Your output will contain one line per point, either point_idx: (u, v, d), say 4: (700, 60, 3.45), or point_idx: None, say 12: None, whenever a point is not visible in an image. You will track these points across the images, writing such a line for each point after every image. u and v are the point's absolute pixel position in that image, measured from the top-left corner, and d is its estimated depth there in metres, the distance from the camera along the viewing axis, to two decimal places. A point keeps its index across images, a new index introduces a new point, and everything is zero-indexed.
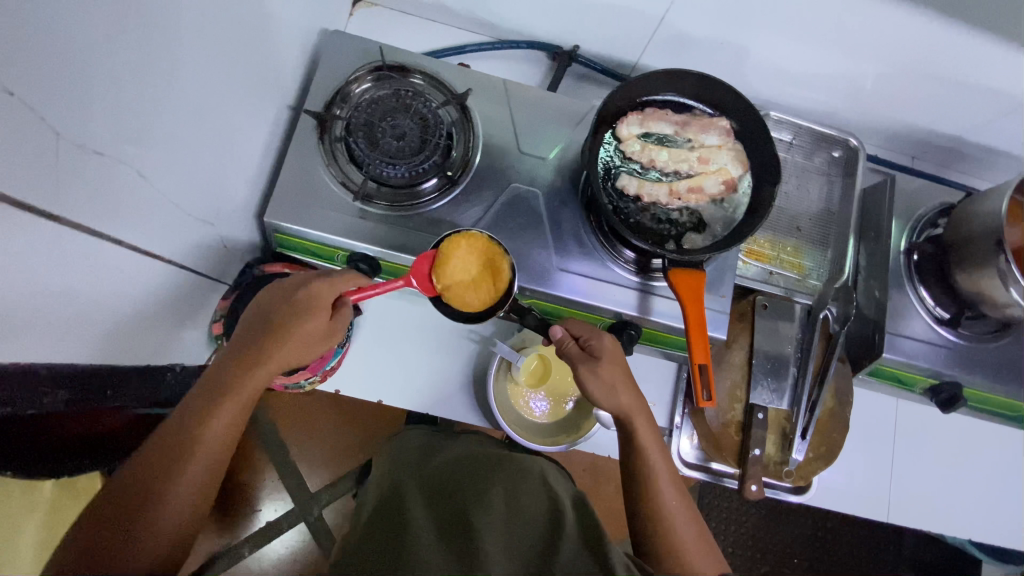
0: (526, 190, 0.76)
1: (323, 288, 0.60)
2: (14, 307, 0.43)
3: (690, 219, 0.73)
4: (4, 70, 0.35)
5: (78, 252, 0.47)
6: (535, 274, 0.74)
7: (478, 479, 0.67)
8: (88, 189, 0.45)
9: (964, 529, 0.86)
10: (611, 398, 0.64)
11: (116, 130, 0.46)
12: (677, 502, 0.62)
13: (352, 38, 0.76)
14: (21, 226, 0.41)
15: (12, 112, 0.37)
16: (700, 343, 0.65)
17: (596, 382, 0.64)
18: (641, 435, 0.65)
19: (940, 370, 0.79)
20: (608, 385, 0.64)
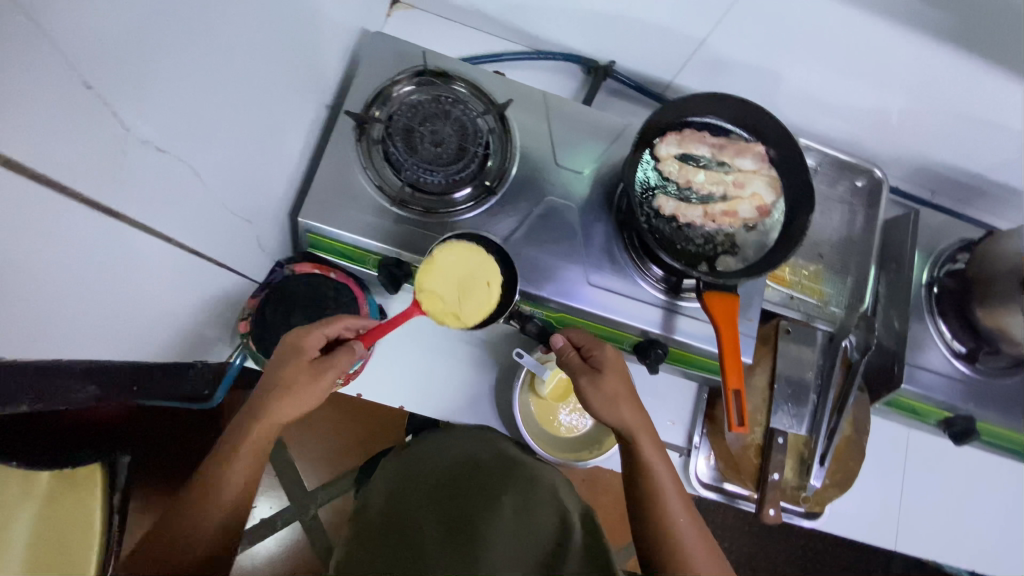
0: (561, 204, 0.76)
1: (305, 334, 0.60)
2: (72, 304, 0.43)
3: (724, 242, 0.73)
4: (84, 62, 0.35)
5: (136, 251, 0.46)
6: (566, 289, 0.74)
7: (481, 486, 0.66)
8: (152, 191, 0.44)
9: (967, 560, 0.87)
10: (615, 414, 0.63)
11: (180, 129, 0.45)
12: (685, 516, 0.60)
13: (394, 42, 0.76)
14: (85, 222, 0.39)
15: (87, 104, 0.36)
16: (732, 368, 0.65)
17: (597, 396, 0.63)
18: (646, 452, 0.63)
19: (955, 404, 0.81)
20: (609, 399, 0.63)
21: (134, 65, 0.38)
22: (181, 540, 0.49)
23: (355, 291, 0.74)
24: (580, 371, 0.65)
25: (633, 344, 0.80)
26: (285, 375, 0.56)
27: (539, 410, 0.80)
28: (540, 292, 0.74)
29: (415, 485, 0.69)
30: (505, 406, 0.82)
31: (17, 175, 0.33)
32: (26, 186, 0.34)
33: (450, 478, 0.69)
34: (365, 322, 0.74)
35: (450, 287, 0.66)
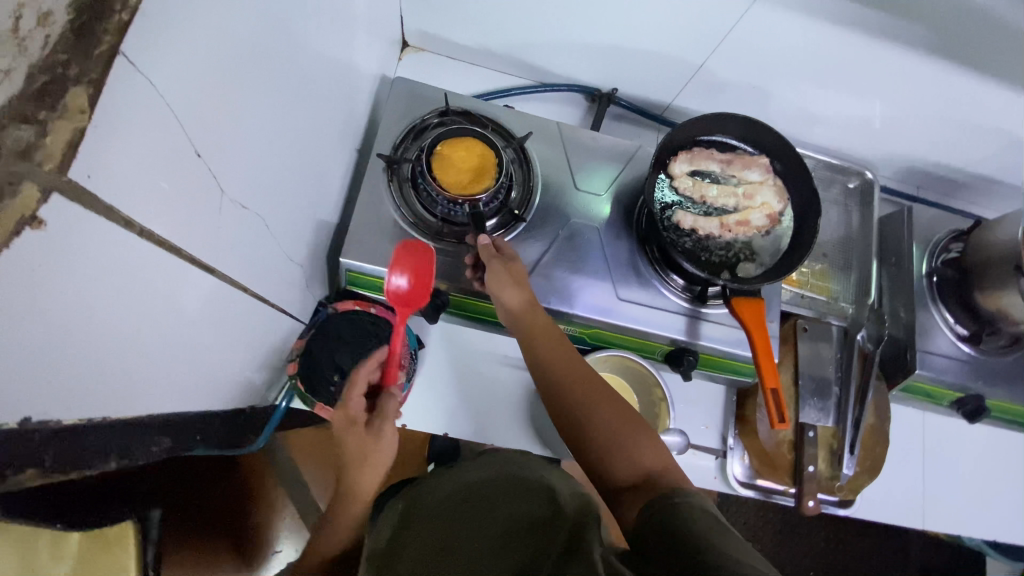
0: (585, 226, 0.80)
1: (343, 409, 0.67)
2: (168, 361, 0.44)
3: (741, 250, 0.78)
4: (197, 133, 0.36)
5: (220, 305, 0.48)
6: (599, 307, 0.78)
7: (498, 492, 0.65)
8: (237, 247, 0.46)
9: (993, 533, 0.91)
10: (510, 296, 0.68)
11: (259, 188, 0.47)
12: (602, 406, 0.63)
13: (414, 86, 0.80)
14: (191, 282, 0.41)
15: (200, 174, 0.38)
16: (767, 367, 0.69)
17: (494, 280, 0.68)
18: (543, 339, 0.67)
19: (965, 384, 0.86)
20: (504, 283, 0.68)
21: (230, 132, 0.41)
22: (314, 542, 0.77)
23: (395, 324, 0.77)
24: (485, 259, 0.69)
25: (665, 353, 0.83)
26: (353, 452, 0.67)
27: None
28: (576, 312, 0.77)
29: (442, 481, 0.70)
30: (544, 424, 0.84)
31: (151, 247, 0.35)
32: (155, 257, 0.36)
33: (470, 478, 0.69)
34: (406, 353, 0.76)
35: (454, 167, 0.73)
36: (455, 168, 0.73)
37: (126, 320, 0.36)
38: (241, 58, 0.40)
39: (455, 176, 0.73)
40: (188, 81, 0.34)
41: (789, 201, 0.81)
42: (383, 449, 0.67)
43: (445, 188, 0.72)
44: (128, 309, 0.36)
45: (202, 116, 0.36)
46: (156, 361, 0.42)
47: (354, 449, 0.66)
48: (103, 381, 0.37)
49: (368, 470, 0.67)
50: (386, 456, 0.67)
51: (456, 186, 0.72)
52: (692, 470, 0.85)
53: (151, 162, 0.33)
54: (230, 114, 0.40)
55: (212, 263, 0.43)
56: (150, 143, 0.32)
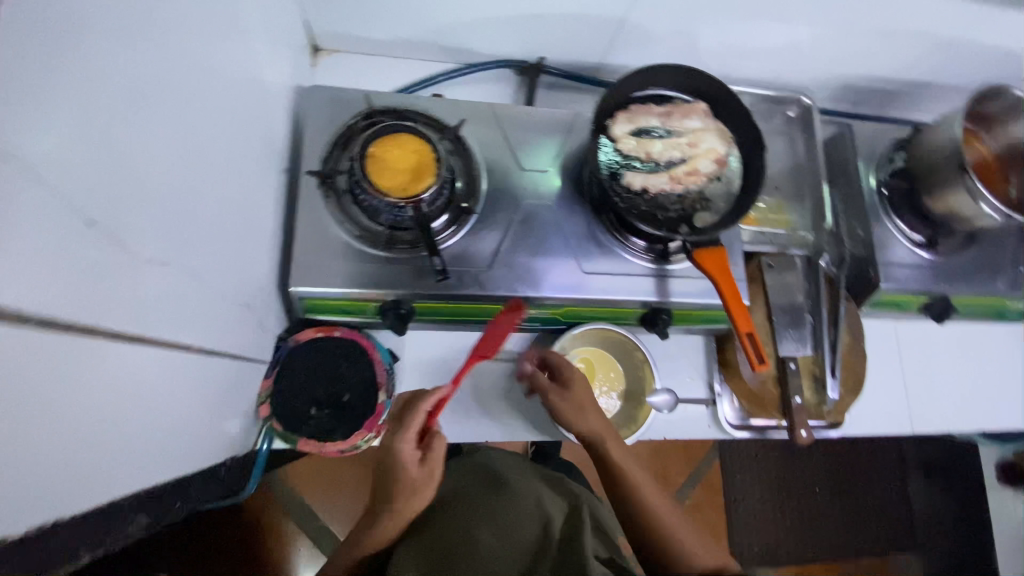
0: (538, 206, 0.78)
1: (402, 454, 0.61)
2: (117, 442, 0.41)
3: (695, 200, 0.77)
4: (84, 200, 0.33)
5: (159, 370, 0.45)
6: (566, 283, 0.77)
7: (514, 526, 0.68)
8: (160, 307, 0.43)
9: (975, 422, 0.96)
10: (586, 423, 0.70)
11: (175, 240, 0.44)
12: (675, 515, 0.65)
13: (332, 93, 0.76)
14: (114, 357, 0.38)
15: (97, 243, 0.35)
16: (739, 312, 0.69)
17: (563, 403, 0.71)
18: (614, 455, 0.68)
19: (930, 288, 0.88)
20: (576, 407, 0.71)
21: (125, 190, 0.37)
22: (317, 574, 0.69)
23: (364, 343, 0.75)
24: (552, 390, 0.73)
25: (640, 317, 0.82)
26: (408, 480, 0.62)
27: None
28: (543, 294, 0.76)
29: (453, 510, 0.72)
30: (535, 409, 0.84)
31: (59, 334, 0.32)
32: (65, 342, 0.33)
33: (487, 511, 0.72)
34: (381, 370, 0.74)
35: (392, 168, 0.69)
36: (394, 168, 0.69)
37: (54, 415, 0.34)
38: (121, 108, 0.36)
39: (395, 178, 0.69)
40: (58, 149, 0.31)
41: (733, 140, 0.80)
42: (434, 485, 0.64)
43: (382, 191, 0.68)
44: (54, 403, 0.33)
45: (86, 181, 0.33)
46: (111, 443, 0.40)
47: (406, 482, 0.63)
48: (47, 482, 0.34)
49: (420, 497, 0.64)
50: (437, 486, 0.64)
51: (397, 187, 0.68)
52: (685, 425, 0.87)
53: (34, 246, 0.30)
54: (120, 171, 0.36)
55: (135, 330, 0.40)
56: (28, 226, 0.29)
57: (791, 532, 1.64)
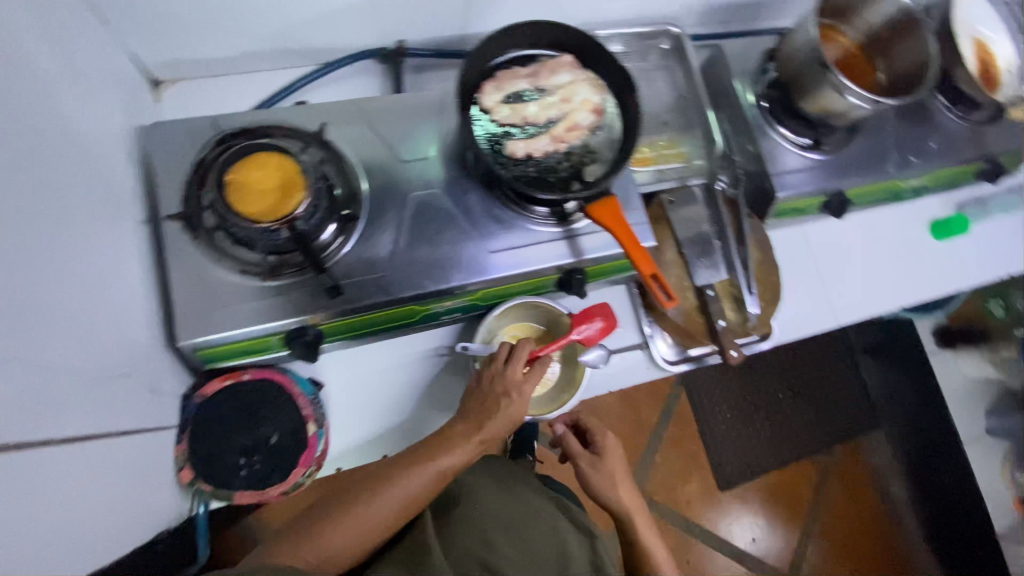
0: (427, 195, 0.75)
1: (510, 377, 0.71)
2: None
3: (581, 155, 0.76)
4: None
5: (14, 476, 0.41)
6: (471, 267, 0.75)
7: (543, 525, 0.80)
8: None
9: (893, 301, 1.01)
10: (615, 495, 0.85)
11: None
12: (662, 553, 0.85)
13: (176, 126, 0.70)
14: None
15: None
16: (640, 257, 0.70)
17: (598, 476, 0.85)
18: (640, 525, 0.85)
19: (824, 188, 0.90)
20: (608, 480, 0.85)
21: None
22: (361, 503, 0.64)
23: (279, 379, 0.72)
24: (585, 458, 0.87)
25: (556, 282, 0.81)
26: (501, 390, 0.71)
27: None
28: (451, 283, 0.73)
29: (482, 519, 0.78)
30: None
31: None
32: None
33: (516, 520, 0.79)
34: (304, 403, 0.72)
35: (257, 190, 0.65)
36: (261, 190, 0.65)
37: None
38: None
39: (264, 199, 0.65)
40: None
41: (606, 86, 0.79)
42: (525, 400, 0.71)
43: (251, 217, 0.64)
44: None
45: None
46: None
47: (516, 396, 0.71)
48: None
49: (508, 414, 0.70)
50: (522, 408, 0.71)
51: (267, 208, 0.65)
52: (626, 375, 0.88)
53: None
54: None
55: None
56: None
57: (764, 441, 1.72)
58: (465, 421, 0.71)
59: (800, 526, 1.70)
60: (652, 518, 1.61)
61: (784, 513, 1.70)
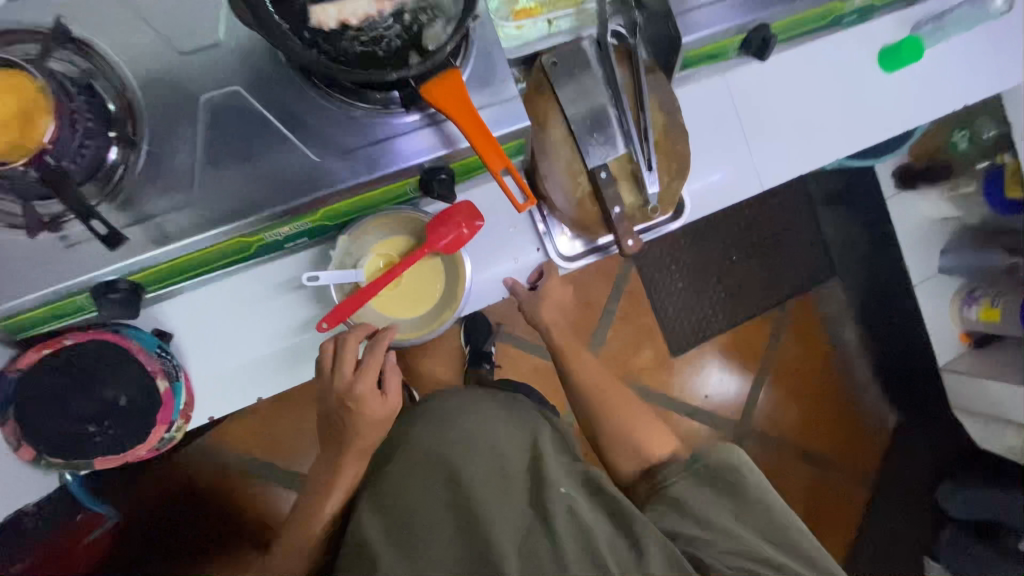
0: (225, 98, 0.60)
1: (346, 363, 0.68)
2: None
3: (416, 14, 0.58)
4: None
5: None
6: (297, 186, 0.61)
7: (475, 445, 0.79)
8: None
9: (824, 153, 0.90)
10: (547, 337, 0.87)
11: None
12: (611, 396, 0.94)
13: None
14: None
15: None
16: (491, 151, 0.60)
17: (533, 322, 0.87)
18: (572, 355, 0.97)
19: (742, 24, 0.72)
20: (542, 322, 0.87)
21: None
22: (308, 514, 0.81)
23: (109, 337, 0.64)
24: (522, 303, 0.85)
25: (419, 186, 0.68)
26: (340, 402, 0.70)
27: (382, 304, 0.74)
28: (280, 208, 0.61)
29: (437, 450, 0.79)
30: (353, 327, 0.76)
31: None
32: None
33: (470, 441, 0.80)
34: (147, 358, 0.65)
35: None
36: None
37: None
38: None
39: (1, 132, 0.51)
40: None
41: None
42: (375, 406, 0.70)
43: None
44: None
45: None
46: None
47: (360, 411, 0.70)
48: None
49: (364, 421, 0.70)
50: (377, 415, 0.70)
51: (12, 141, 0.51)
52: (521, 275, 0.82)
53: None
54: None
55: None
56: None
57: (717, 304, 1.70)
58: (333, 432, 0.73)
59: (752, 378, 1.75)
60: None
61: (737, 368, 1.74)
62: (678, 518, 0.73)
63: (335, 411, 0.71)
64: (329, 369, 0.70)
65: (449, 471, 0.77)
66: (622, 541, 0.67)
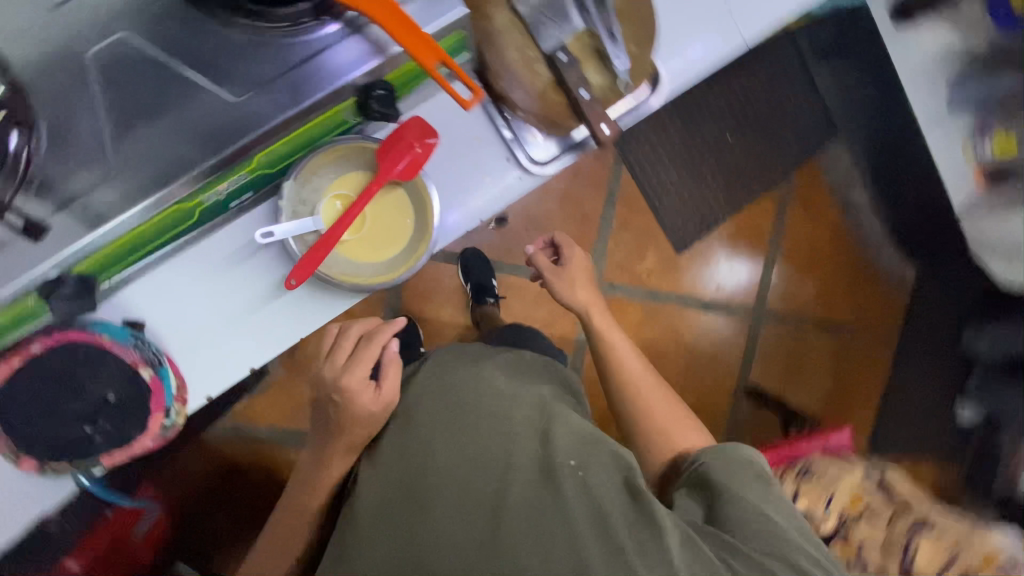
0: (118, 52, 0.61)
1: (348, 367, 0.84)
2: None
3: None
4: None
5: None
6: (218, 132, 0.59)
7: (481, 410, 0.77)
8: None
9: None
10: (571, 295, 1.12)
11: None
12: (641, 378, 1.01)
13: None
14: None
15: None
16: (421, 45, 0.57)
17: (562, 284, 1.12)
18: (601, 326, 1.10)
19: None
20: (568, 286, 1.12)
21: None
22: (304, 495, 0.87)
23: (77, 336, 0.62)
24: (548, 271, 1.13)
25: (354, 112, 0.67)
26: (338, 401, 0.83)
27: (350, 248, 0.76)
28: (223, 152, 0.59)
29: (438, 426, 0.77)
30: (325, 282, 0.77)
31: None
32: None
33: (473, 415, 0.78)
34: (124, 350, 0.64)
35: None
36: None
37: None
38: None
39: None
40: None
41: None
42: (369, 396, 0.83)
43: None
44: None
45: None
46: None
47: (349, 406, 0.83)
48: None
49: (355, 411, 0.82)
50: (362, 409, 0.82)
51: None
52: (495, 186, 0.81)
53: None
54: None
55: None
56: None
57: (717, 190, 1.63)
58: (330, 423, 0.84)
59: (762, 261, 1.70)
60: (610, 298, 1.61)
61: (745, 254, 1.70)
62: (712, 510, 0.74)
63: (332, 411, 0.84)
64: (332, 370, 0.86)
65: (454, 444, 0.75)
66: (637, 519, 0.66)
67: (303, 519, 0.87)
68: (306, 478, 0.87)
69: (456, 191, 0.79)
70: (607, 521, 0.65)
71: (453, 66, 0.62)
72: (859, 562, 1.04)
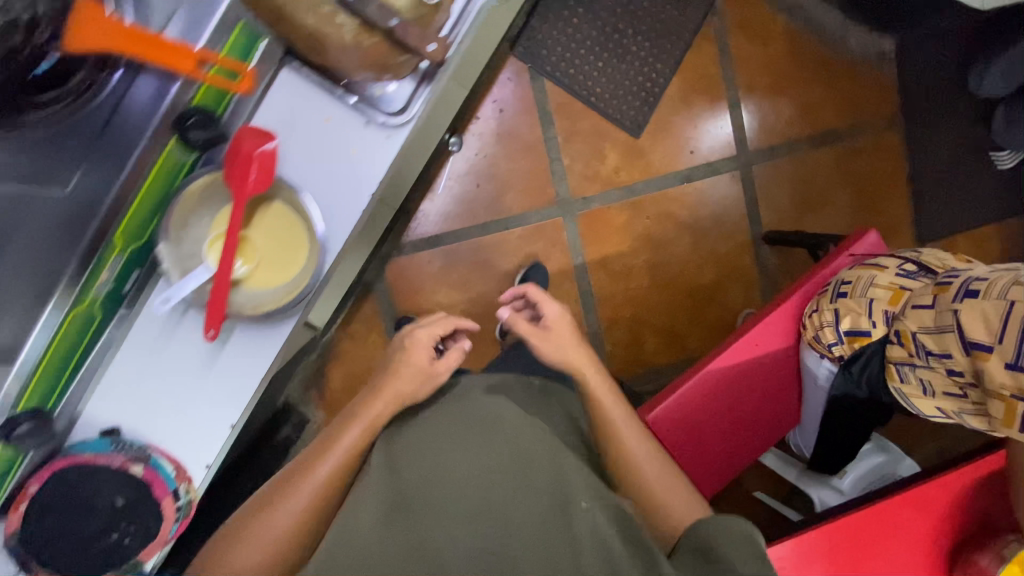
0: None
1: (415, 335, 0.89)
2: None
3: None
4: None
5: None
6: None
7: (498, 438, 0.79)
8: None
9: None
10: (558, 356, 1.03)
11: None
12: (634, 435, 0.97)
13: None
14: None
15: None
16: (161, 53, 0.67)
17: (549, 346, 1.03)
18: (591, 381, 1.01)
19: None
20: (557, 347, 1.03)
21: None
22: (291, 491, 0.76)
23: (61, 463, 0.74)
24: (528, 330, 1.05)
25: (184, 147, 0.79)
26: (393, 369, 0.87)
27: (258, 280, 0.82)
28: (88, 237, 0.74)
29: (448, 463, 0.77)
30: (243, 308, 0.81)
31: None
32: None
33: (483, 479, 0.75)
34: (109, 458, 0.75)
35: None
36: None
37: None
38: None
39: None
40: None
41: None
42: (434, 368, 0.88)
43: None
44: None
45: None
46: None
47: (414, 371, 0.86)
48: None
49: (411, 373, 0.86)
50: (411, 368, 0.86)
51: None
52: (368, 150, 0.82)
53: None
54: None
55: None
56: None
57: (648, 58, 1.53)
58: (378, 391, 0.84)
59: (726, 107, 1.59)
60: (588, 214, 1.55)
61: (708, 108, 1.58)
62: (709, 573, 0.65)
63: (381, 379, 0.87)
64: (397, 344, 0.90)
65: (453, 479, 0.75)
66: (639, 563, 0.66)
67: (279, 527, 0.73)
68: (294, 473, 0.79)
69: (322, 186, 0.82)
70: (612, 551, 0.67)
71: (215, 59, 0.72)
72: (920, 350, 0.98)
